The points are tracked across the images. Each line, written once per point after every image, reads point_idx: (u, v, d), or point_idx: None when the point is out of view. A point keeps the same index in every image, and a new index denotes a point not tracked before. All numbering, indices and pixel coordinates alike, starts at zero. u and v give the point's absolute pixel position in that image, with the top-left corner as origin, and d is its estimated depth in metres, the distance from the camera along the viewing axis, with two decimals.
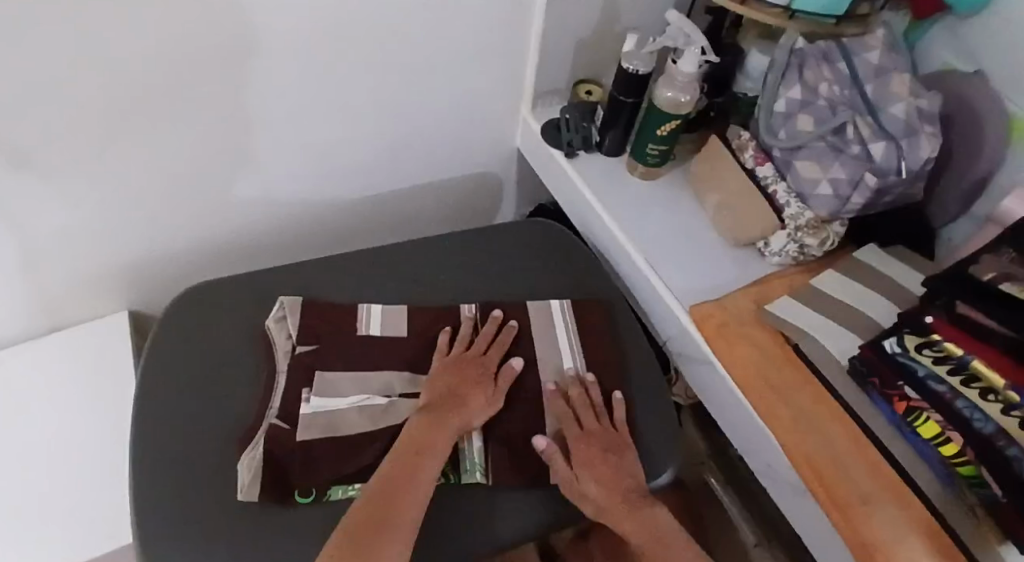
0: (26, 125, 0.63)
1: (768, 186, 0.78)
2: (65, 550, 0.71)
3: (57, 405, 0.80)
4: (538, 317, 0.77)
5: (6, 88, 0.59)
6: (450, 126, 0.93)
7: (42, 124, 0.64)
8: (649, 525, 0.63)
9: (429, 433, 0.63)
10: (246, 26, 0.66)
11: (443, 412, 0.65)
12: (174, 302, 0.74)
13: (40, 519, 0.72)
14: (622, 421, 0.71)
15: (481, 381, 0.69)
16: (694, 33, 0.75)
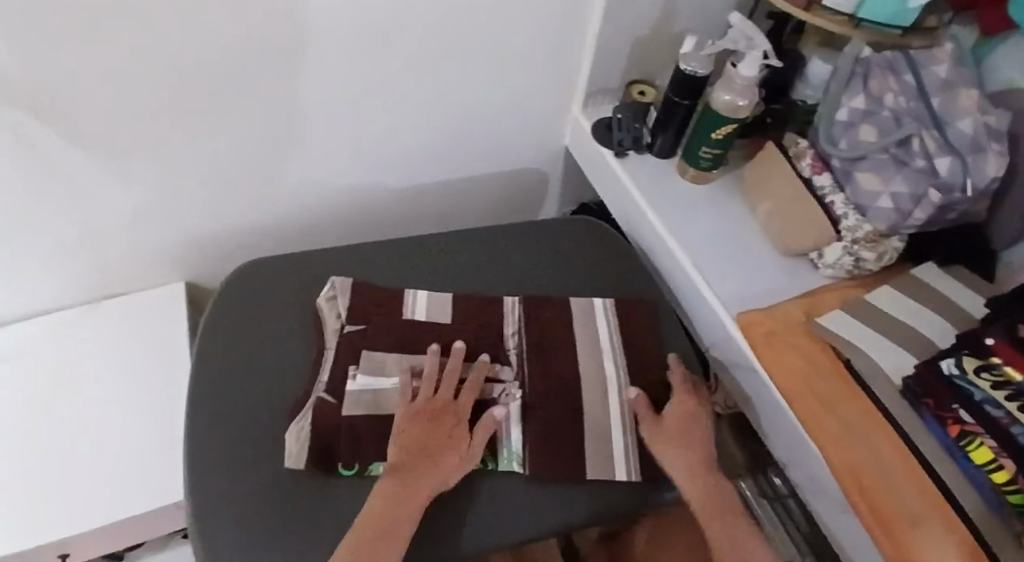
0: (100, 100, 0.65)
1: (825, 197, 0.77)
2: (116, 508, 0.73)
3: (114, 370, 0.82)
4: (579, 313, 0.77)
5: (86, 66, 0.61)
6: (501, 121, 0.93)
7: (114, 100, 0.66)
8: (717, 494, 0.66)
9: (402, 494, 0.59)
10: (310, 13, 0.67)
11: (416, 473, 0.60)
12: (229, 277, 0.76)
13: (93, 478, 0.75)
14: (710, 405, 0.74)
15: (456, 435, 0.64)
16: (757, 36, 0.75)
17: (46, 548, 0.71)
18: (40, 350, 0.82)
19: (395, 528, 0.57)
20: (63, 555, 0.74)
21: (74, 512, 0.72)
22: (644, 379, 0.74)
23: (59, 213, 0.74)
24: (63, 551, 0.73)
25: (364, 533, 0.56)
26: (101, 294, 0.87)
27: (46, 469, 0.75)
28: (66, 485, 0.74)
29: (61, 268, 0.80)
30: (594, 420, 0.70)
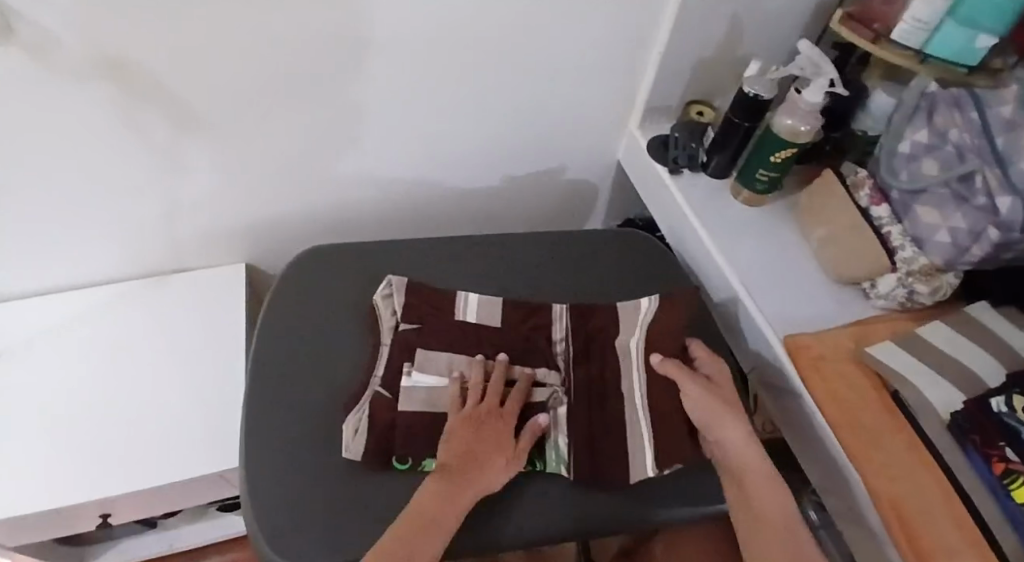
0: (188, 87, 0.68)
1: (882, 227, 0.77)
2: (159, 472, 0.75)
3: (165, 338, 0.84)
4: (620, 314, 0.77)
5: (180, 53, 0.64)
6: (558, 131, 0.94)
7: (201, 87, 0.69)
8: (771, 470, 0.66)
9: (442, 503, 0.58)
10: (392, 18, 0.70)
11: (457, 469, 0.61)
12: (290, 263, 0.79)
13: (136, 443, 0.76)
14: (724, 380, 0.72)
15: (503, 440, 0.64)
16: (824, 64, 0.75)
17: (89, 506, 0.73)
18: (100, 316, 0.85)
19: (440, 520, 0.57)
20: (105, 514, 0.77)
21: (119, 473, 0.74)
22: None
23: (139, 189, 0.77)
24: (105, 510, 0.75)
25: (414, 527, 0.57)
26: (163, 269, 0.89)
27: (94, 431, 0.77)
28: (113, 446, 0.76)
29: (130, 242, 0.83)
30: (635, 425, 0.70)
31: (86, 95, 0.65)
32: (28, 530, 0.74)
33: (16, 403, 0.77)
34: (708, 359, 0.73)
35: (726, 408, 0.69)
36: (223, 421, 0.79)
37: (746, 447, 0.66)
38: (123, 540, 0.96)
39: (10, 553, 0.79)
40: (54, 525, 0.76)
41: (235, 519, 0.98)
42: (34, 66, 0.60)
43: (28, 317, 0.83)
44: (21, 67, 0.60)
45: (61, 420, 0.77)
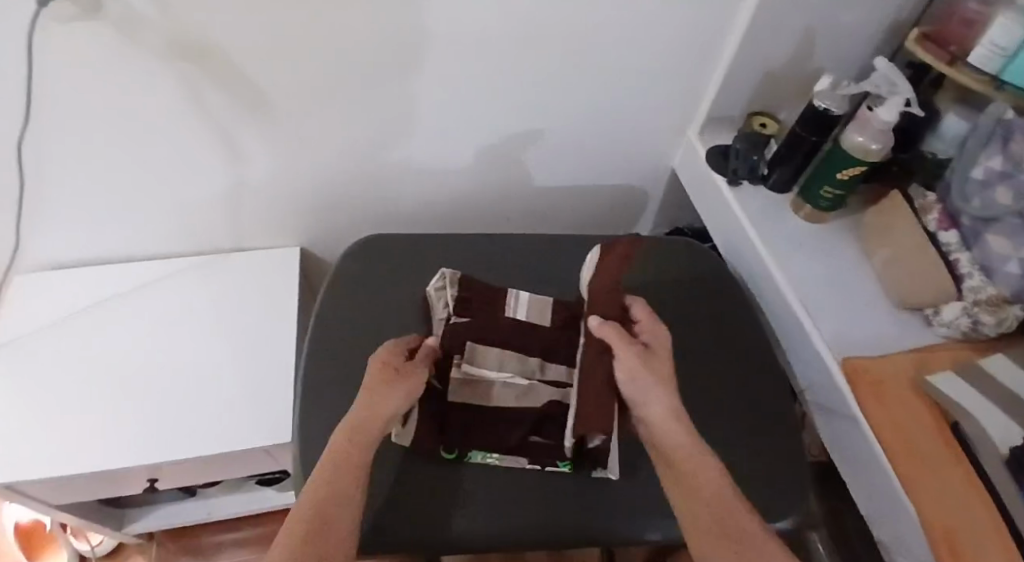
0: (259, 73, 0.68)
1: (949, 253, 0.75)
2: (209, 440, 0.75)
3: (217, 310, 0.84)
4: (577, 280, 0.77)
5: (252, 39, 0.64)
6: (618, 135, 0.93)
7: (273, 75, 0.69)
8: (699, 443, 0.63)
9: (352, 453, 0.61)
10: (467, 15, 0.69)
11: (359, 423, 0.63)
12: (352, 246, 0.83)
13: (193, 411, 0.76)
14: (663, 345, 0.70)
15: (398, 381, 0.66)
16: (901, 82, 0.73)
17: (136, 470, 0.74)
18: (156, 287, 0.85)
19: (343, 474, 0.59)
20: (151, 479, 0.78)
21: (167, 438, 0.74)
22: (717, 411, 0.76)
23: (207, 171, 0.78)
24: (151, 475, 0.76)
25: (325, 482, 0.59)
26: (219, 247, 0.89)
27: (141, 397, 0.77)
28: (162, 415, 0.76)
29: (190, 219, 0.84)
30: None
31: (166, 74, 0.65)
32: (75, 489, 0.76)
33: (70, 366, 0.78)
34: (647, 323, 0.71)
35: (652, 373, 0.66)
36: (271, 393, 0.79)
37: (672, 419, 0.64)
38: (160, 507, 0.95)
39: (57, 513, 0.80)
40: (103, 487, 0.77)
41: (271, 493, 0.97)
42: (120, 42, 0.60)
43: (89, 285, 0.84)
44: (107, 42, 0.60)
45: (113, 386, 0.77)
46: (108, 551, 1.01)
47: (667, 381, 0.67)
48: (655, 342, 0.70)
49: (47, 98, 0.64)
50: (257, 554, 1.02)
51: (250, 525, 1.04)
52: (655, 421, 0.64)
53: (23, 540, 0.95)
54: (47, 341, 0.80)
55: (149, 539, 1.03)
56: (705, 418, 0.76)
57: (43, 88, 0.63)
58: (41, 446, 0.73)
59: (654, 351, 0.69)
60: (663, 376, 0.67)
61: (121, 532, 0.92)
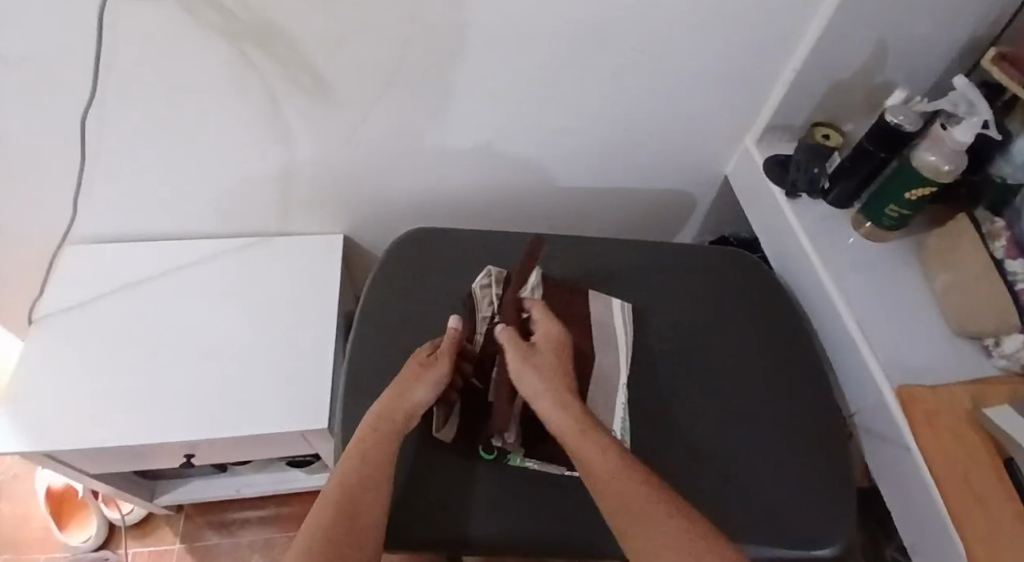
0: (319, 58, 0.66)
1: (1015, 284, 0.71)
2: (248, 419, 0.74)
3: (260, 291, 0.83)
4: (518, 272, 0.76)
5: (315, 23, 0.62)
6: (673, 139, 0.91)
7: (331, 60, 0.67)
8: (587, 422, 0.62)
9: (380, 446, 0.61)
10: (536, 10, 0.67)
11: (389, 414, 0.63)
12: (401, 236, 0.83)
13: (232, 389, 0.76)
14: (558, 342, 0.68)
15: (420, 377, 0.66)
16: (980, 102, 0.70)
17: (173, 445, 0.73)
18: (201, 264, 0.85)
19: (370, 465, 0.60)
20: (188, 454, 0.78)
21: (205, 414, 0.74)
22: (762, 430, 0.75)
23: (259, 152, 0.76)
24: (188, 451, 0.76)
25: (352, 470, 0.60)
26: (264, 229, 0.89)
27: (181, 373, 0.76)
28: (201, 391, 0.75)
29: (239, 198, 0.83)
30: (707, 451, 0.72)
31: (228, 52, 0.63)
32: (112, 460, 0.76)
33: (115, 336, 0.78)
34: (543, 322, 0.70)
35: (540, 371, 0.65)
36: (312, 375, 0.77)
37: (561, 407, 0.63)
38: (194, 480, 0.96)
39: (92, 481, 0.81)
40: (138, 459, 0.76)
41: (299, 475, 0.97)
42: (185, 17, 0.59)
43: (136, 258, 0.84)
44: (173, 16, 0.58)
45: (156, 358, 0.77)
46: (137, 521, 1.02)
47: (559, 372, 0.65)
48: (551, 339, 0.68)
49: (109, 70, 0.63)
50: (282, 533, 1.02)
51: (276, 504, 1.05)
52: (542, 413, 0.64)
53: (55, 505, 1.00)
54: (93, 311, 0.80)
55: (177, 511, 1.03)
56: (753, 433, 0.74)
57: (105, 59, 0.61)
58: (82, 415, 0.73)
59: (547, 348, 0.67)
60: (554, 372, 0.65)
61: (151, 502, 0.92)
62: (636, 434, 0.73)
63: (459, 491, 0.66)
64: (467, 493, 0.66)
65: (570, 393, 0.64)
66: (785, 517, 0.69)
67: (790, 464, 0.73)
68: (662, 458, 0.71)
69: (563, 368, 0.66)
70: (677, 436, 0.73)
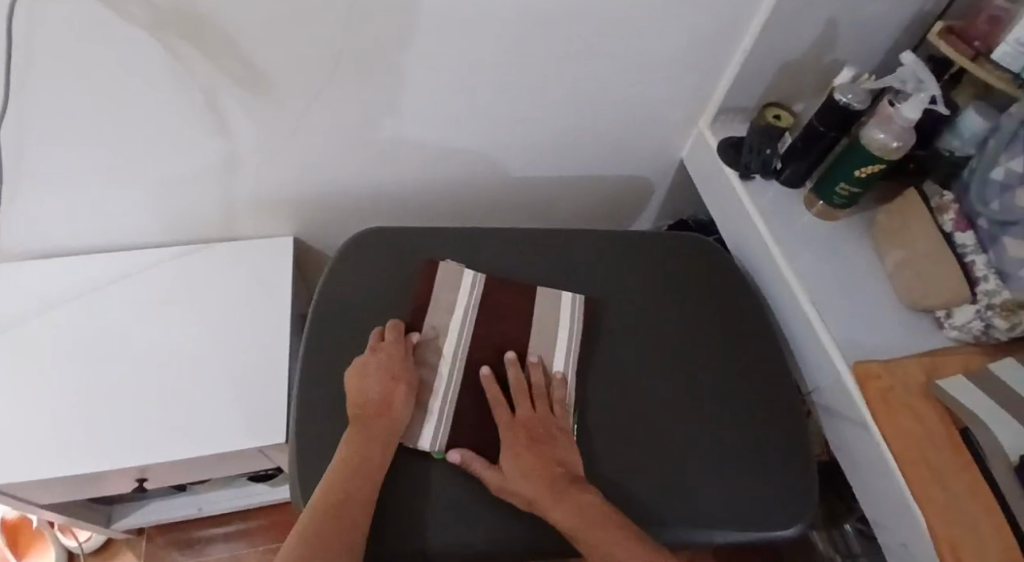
0: (258, 55, 0.64)
1: (965, 256, 0.73)
2: (201, 438, 0.72)
3: (206, 302, 0.80)
4: (447, 275, 0.77)
5: (251, 19, 0.60)
6: (626, 125, 0.90)
7: (271, 56, 0.65)
8: (594, 506, 0.61)
9: (352, 477, 0.60)
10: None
11: (375, 437, 0.64)
12: (355, 234, 0.81)
13: (186, 406, 0.74)
14: (532, 415, 0.69)
15: (385, 407, 0.66)
16: (928, 79, 0.71)
17: (124, 471, 0.71)
18: (144, 278, 0.81)
19: (345, 496, 0.59)
20: (141, 478, 0.75)
21: (157, 435, 0.71)
22: (724, 414, 0.75)
23: (199, 152, 0.74)
24: (141, 475, 0.73)
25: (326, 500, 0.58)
26: (211, 235, 0.86)
27: (130, 394, 0.73)
28: (154, 411, 0.73)
29: (183, 202, 0.80)
30: (672, 435, 0.72)
31: (158, 51, 0.61)
32: (61, 489, 0.73)
33: (59, 359, 0.75)
34: (517, 392, 0.70)
35: (523, 466, 0.64)
36: (268, 386, 0.76)
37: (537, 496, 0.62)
38: (151, 502, 0.94)
39: (43, 510, 0.77)
40: (90, 486, 0.74)
41: (263, 488, 0.96)
42: (112, 18, 0.56)
43: (74, 275, 0.81)
44: (98, 17, 0.56)
45: (104, 379, 0.74)
46: (96, 547, 0.99)
47: (536, 456, 0.65)
48: (528, 418, 0.68)
49: (31, 77, 0.59)
50: (249, 547, 1.01)
51: (241, 519, 1.03)
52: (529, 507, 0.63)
53: (11, 535, 0.96)
54: (33, 334, 0.76)
55: (138, 533, 1.00)
56: (716, 418, 0.74)
57: (22, 65, 0.58)
58: (23, 445, 0.69)
59: (516, 429, 0.67)
60: (527, 458, 0.65)
61: (108, 528, 0.90)
62: (599, 425, 0.72)
63: (424, 487, 0.66)
64: (425, 488, 0.66)
65: (552, 475, 0.63)
66: (749, 498, 0.70)
67: (755, 446, 0.73)
68: (627, 449, 0.71)
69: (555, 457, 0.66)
70: (643, 427, 0.73)
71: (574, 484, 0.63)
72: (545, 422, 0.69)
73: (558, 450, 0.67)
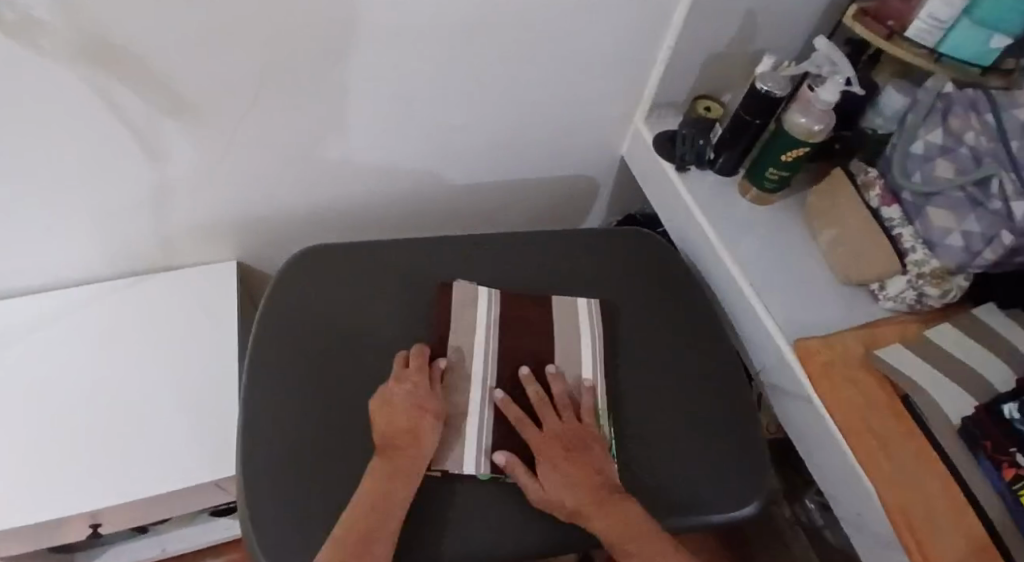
0: (185, 79, 0.65)
1: (893, 229, 0.76)
2: (156, 479, 0.76)
3: (154, 345, 0.85)
4: (461, 297, 0.76)
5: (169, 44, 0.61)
6: (563, 127, 0.92)
7: (198, 80, 0.66)
8: (629, 515, 0.62)
9: (383, 496, 0.59)
10: (401, 14, 0.67)
11: (405, 469, 0.62)
12: (292, 257, 0.79)
13: (138, 447, 0.77)
14: (561, 426, 0.68)
15: (421, 428, 0.65)
16: (842, 62, 0.73)
17: (79, 517, 0.73)
18: (87, 323, 0.85)
19: (377, 518, 0.58)
20: (94, 524, 0.76)
21: (110, 479, 0.75)
22: (679, 402, 0.76)
23: (130, 182, 0.75)
24: (93, 520, 0.75)
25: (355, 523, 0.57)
26: (151, 267, 0.89)
27: (84, 442, 0.77)
28: (111, 452, 0.76)
29: (121, 230, 0.81)
30: (626, 425, 0.73)
31: (79, 83, 0.61)
32: (16, 541, 0.74)
33: (11, 414, 0.77)
34: (542, 404, 0.69)
35: (566, 478, 0.64)
36: (216, 423, 0.81)
37: (582, 507, 0.62)
38: (112, 547, 0.94)
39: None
40: (46, 536, 0.75)
41: (230, 523, 0.96)
42: (28, 54, 0.57)
43: (19, 322, 0.83)
44: (11, 54, 0.56)
45: (62, 427, 0.77)
46: None
47: (574, 466, 0.65)
48: (559, 428, 0.68)
49: None
50: None
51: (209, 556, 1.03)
52: (571, 517, 0.63)
53: None
54: None
55: None
56: (665, 405, 0.75)
57: None
58: None
59: (551, 441, 0.66)
60: (568, 468, 0.64)
61: None
62: None
63: None
64: (443, 505, 0.64)
65: (593, 486, 0.63)
66: (705, 480, 0.70)
67: (701, 429, 0.74)
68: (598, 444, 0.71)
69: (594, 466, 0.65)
70: (631, 420, 0.73)
71: (615, 495, 0.63)
72: (576, 430, 0.68)
73: (594, 459, 0.66)
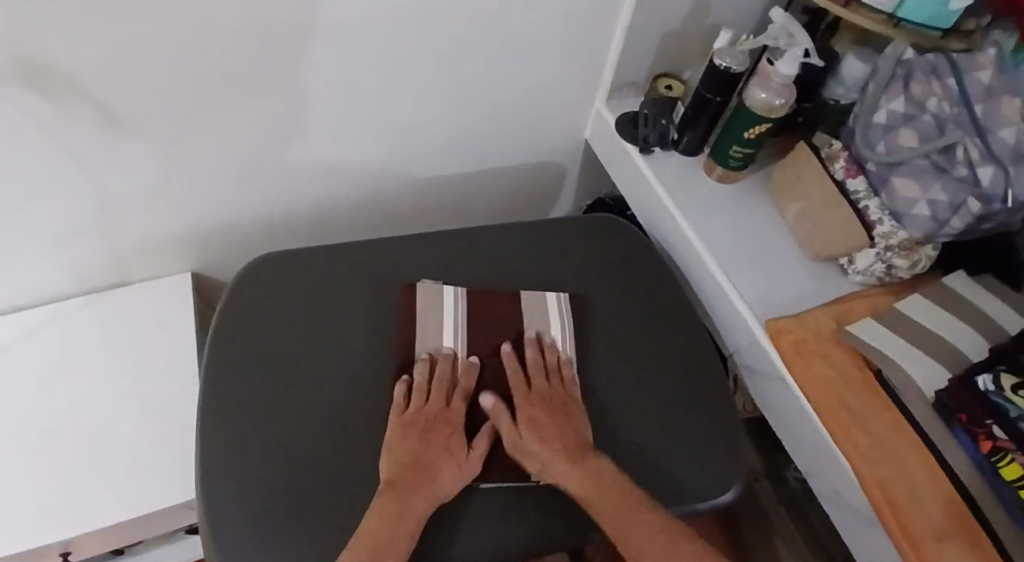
0: (119, 92, 0.62)
1: (859, 202, 0.74)
2: (125, 503, 0.74)
3: (120, 364, 0.83)
4: (428, 297, 0.74)
5: (98, 59, 0.57)
6: (523, 114, 0.90)
7: (132, 92, 0.62)
8: (599, 474, 0.62)
9: (402, 500, 0.59)
10: (341, 9, 0.64)
11: (423, 472, 0.61)
12: (240, 273, 0.76)
13: (105, 472, 0.76)
14: (546, 384, 0.70)
15: (451, 446, 0.64)
16: (799, 32, 0.71)
17: (51, 548, 0.72)
18: (43, 349, 0.82)
19: (394, 515, 0.57)
20: (63, 553, 0.74)
21: (78, 507, 0.73)
22: (651, 388, 0.74)
23: (72, 200, 0.72)
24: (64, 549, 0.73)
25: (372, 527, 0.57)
26: (100, 285, 0.87)
27: (47, 472, 0.75)
28: (79, 479, 0.75)
29: (69, 250, 0.78)
30: (599, 418, 0.71)
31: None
32: None
33: None
34: (532, 368, 0.71)
35: (541, 436, 0.65)
36: (184, 443, 0.79)
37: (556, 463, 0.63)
38: None
39: None
40: None
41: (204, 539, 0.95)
42: None
43: None
44: None
45: (25, 460, 0.75)
46: None
47: (552, 425, 0.66)
48: (544, 388, 0.70)
49: None
50: None
51: None
52: (540, 470, 0.64)
53: None
54: None
55: None
56: (638, 396, 0.74)
57: None
58: None
59: (533, 398, 0.68)
60: (545, 425, 0.66)
61: None
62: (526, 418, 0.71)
63: (339, 509, 0.61)
64: None
65: (568, 446, 0.64)
66: (682, 471, 0.69)
67: (673, 416, 0.73)
68: None
69: (575, 425, 0.67)
70: (604, 411, 0.72)
71: (588, 453, 0.64)
72: (559, 394, 0.70)
73: (573, 420, 0.68)
